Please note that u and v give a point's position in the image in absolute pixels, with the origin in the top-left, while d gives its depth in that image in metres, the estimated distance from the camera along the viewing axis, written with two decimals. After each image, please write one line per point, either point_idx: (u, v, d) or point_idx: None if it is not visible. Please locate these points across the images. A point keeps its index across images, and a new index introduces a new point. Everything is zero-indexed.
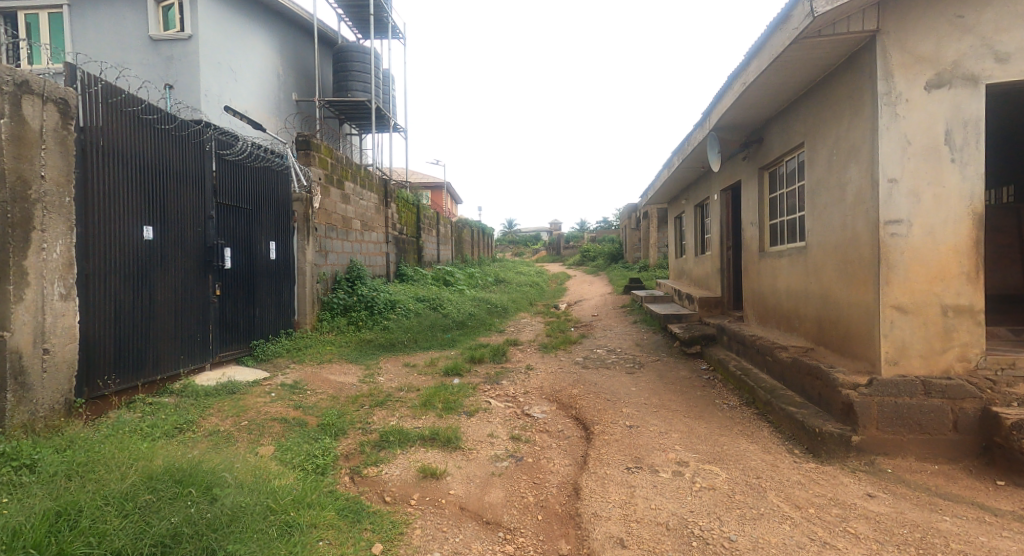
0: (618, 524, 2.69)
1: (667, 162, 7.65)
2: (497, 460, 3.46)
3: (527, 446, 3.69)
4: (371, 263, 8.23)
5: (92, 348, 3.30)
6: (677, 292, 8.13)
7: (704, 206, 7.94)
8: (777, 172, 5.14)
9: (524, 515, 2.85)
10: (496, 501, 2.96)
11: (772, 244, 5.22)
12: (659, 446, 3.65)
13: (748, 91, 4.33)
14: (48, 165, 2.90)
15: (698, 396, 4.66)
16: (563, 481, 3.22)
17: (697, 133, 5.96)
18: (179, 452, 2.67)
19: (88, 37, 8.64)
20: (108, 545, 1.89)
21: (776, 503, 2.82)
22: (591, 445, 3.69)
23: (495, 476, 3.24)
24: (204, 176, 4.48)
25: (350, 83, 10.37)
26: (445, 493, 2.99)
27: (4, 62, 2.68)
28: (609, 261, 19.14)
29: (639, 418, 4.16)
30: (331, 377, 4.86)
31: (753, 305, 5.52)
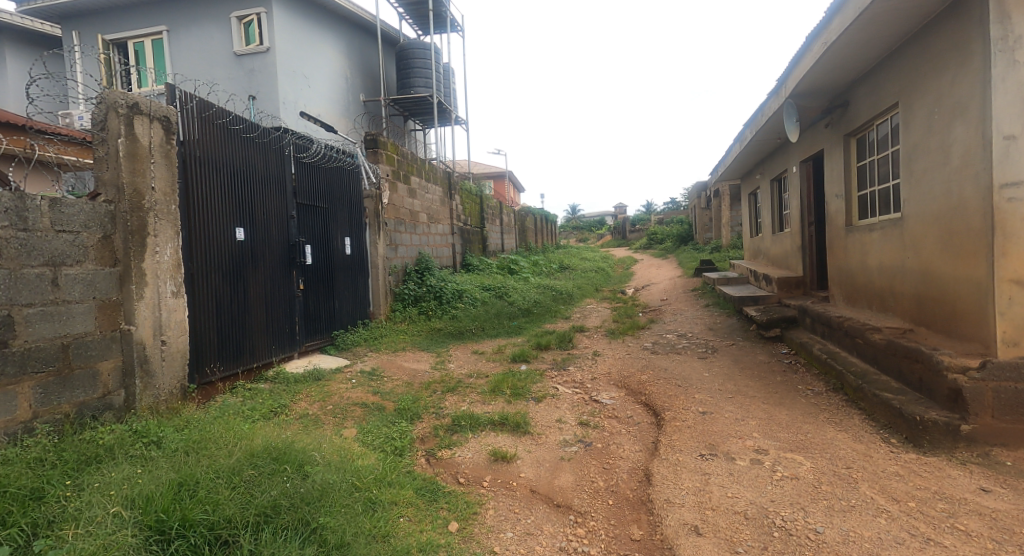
0: (693, 512, 2.68)
1: (738, 136, 7.30)
2: (566, 445, 3.53)
3: (596, 432, 3.73)
4: (438, 255, 8.51)
5: (200, 340, 3.69)
6: (752, 273, 7.79)
7: (782, 180, 7.51)
8: (866, 137, 4.79)
9: (596, 499, 2.90)
10: (566, 485, 3.04)
11: (862, 217, 4.88)
12: (736, 433, 3.57)
13: (831, 51, 4.05)
14: (156, 177, 3.24)
15: (778, 382, 4.49)
16: (634, 467, 3.24)
17: (772, 101, 5.65)
18: (275, 433, 2.95)
19: (183, 57, 9.49)
20: (221, 512, 2.10)
21: (871, 496, 2.69)
22: (663, 432, 3.67)
23: (565, 461, 3.31)
24: (285, 178, 4.82)
25: (412, 79, 10.66)
26: (516, 476, 3.10)
27: (119, 87, 3.04)
28: (678, 243, 18.54)
29: (713, 404, 4.07)
30: (405, 364, 5.14)
31: (840, 284, 5.21)
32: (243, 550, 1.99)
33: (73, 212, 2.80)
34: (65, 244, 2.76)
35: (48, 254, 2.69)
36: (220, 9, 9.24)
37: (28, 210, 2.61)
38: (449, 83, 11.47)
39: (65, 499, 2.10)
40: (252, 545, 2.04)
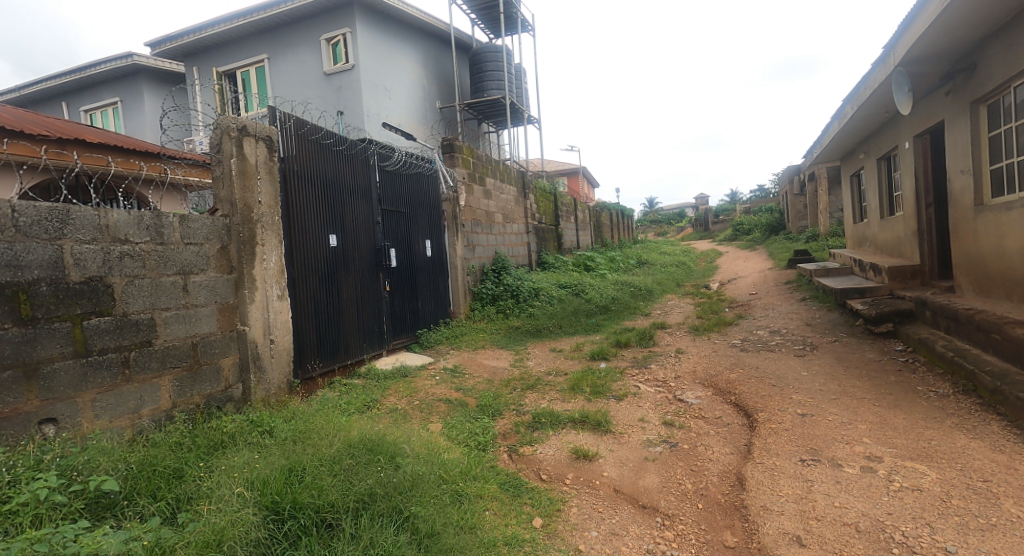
0: (794, 521, 2.55)
1: (836, 113, 6.77)
2: (651, 445, 3.48)
3: (681, 432, 3.64)
4: (513, 254, 8.65)
5: (302, 339, 4.02)
6: (857, 263, 7.19)
7: (891, 158, 6.88)
8: (1001, 102, 4.27)
9: (684, 502, 2.84)
10: (652, 485, 3.00)
11: (995, 195, 4.37)
12: (842, 437, 3.34)
13: (951, 10, 3.65)
14: (262, 192, 3.57)
15: (892, 382, 4.13)
16: (724, 470, 3.13)
17: (877, 73, 5.19)
18: (369, 426, 3.16)
19: (281, 81, 10.36)
20: (326, 497, 2.30)
21: (1014, 514, 2.42)
22: (756, 434, 3.51)
23: (649, 461, 3.27)
24: (370, 187, 5.10)
25: (488, 82, 10.90)
26: (598, 475, 3.11)
27: (230, 113, 3.38)
28: (768, 233, 17.45)
29: (813, 406, 3.83)
30: (486, 361, 5.28)
31: (968, 272, 4.70)
32: (346, 533, 2.17)
33: (198, 227, 3.16)
34: (192, 255, 3.12)
35: (180, 264, 3.06)
36: (311, 33, 9.95)
37: (165, 226, 2.98)
38: (521, 83, 11.60)
39: (199, 479, 2.39)
40: (353, 529, 2.21)
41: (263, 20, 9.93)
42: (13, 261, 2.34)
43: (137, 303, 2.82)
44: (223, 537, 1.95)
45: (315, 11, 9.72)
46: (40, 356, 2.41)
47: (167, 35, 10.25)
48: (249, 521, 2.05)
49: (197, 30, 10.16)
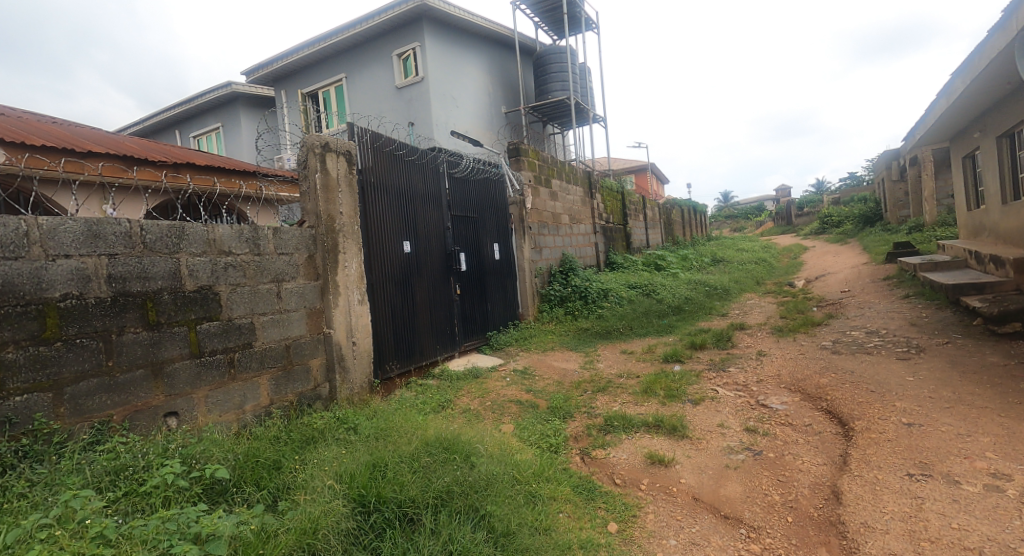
0: (901, 541, 2.36)
1: (943, 90, 6.15)
2: (732, 452, 3.34)
3: (766, 440, 3.47)
4: (581, 255, 8.61)
5: (381, 342, 4.22)
6: (975, 254, 6.51)
7: (1016, 134, 6.15)
8: None
9: (771, 514, 2.71)
10: (734, 495, 2.89)
11: None
12: (958, 451, 3.04)
13: None
14: (343, 204, 3.81)
15: (1020, 389, 3.70)
16: (817, 482, 2.95)
17: (992, 42, 4.67)
18: (445, 425, 3.28)
19: (357, 97, 10.95)
20: (407, 492, 2.41)
21: None
22: (853, 444, 3.27)
23: (731, 469, 3.14)
24: (440, 194, 5.27)
25: (555, 83, 10.91)
26: (676, 481, 3.03)
27: (314, 131, 3.63)
28: (863, 225, 16.11)
29: (920, 415, 3.51)
30: (556, 363, 5.29)
31: None
32: (426, 528, 2.27)
33: (288, 238, 3.42)
34: (284, 264, 3.38)
35: (274, 273, 3.32)
36: (384, 49, 10.44)
37: (261, 238, 3.24)
38: (586, 83, 11.52)
39: (295, 470, 2.58)
40: (433, 524, 2.31)
41: (342, 42, 10.56)
42: (140, 273, 2.65)
43: (240, 308, 3.10)
44: (318, 525, 2.10)
45: (388, 28, 10.19)
46: (163, 356, 2.71)
47: (259, 63, 11.18)
48: (340, 512, 2.20)
49: (285, 57, 11.00)
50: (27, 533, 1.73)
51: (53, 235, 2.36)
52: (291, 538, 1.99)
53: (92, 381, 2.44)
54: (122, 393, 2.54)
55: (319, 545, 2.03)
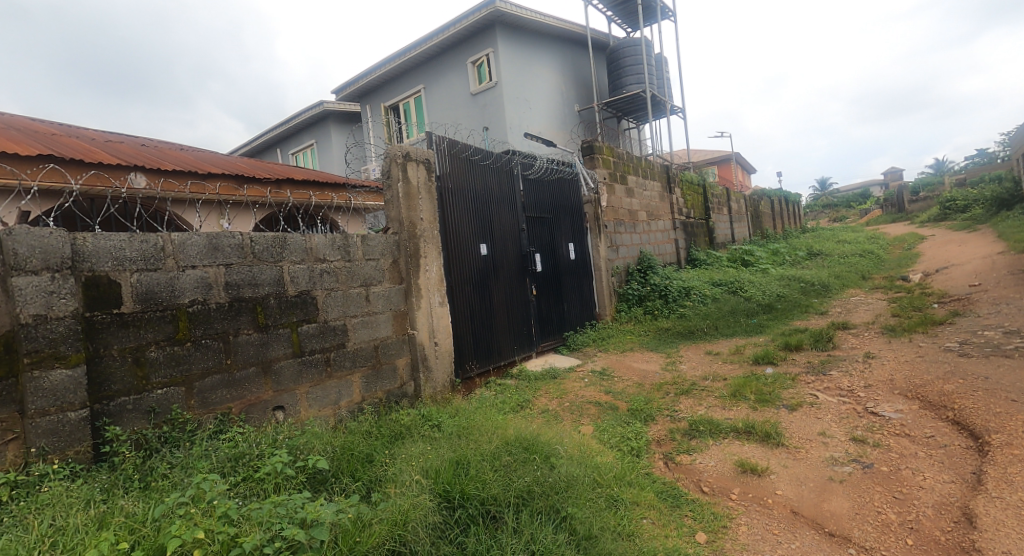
0: None
1: None
2: (836, 464, 3.11)
3: (878, 452, 3.19)
4: (660, 252, 8.37)
5: (461, 342, 4.35)
6: None
7: None
8: None
9: (886, 535, 2.49)
10: (840, 511, 2.69)
11: None
12: None
13: None
14: (424, 210, 3.97)
15: None
16: (942, 502, 2.67)
17: None
18: (524, 425, 3.32)
19: (435, 106, 11.36)
20: (490, 490, 2.48)
21: None
22: (987, 461, 2.91)
23: (835, 482, 2.93)
24: (515, 195, 5.33)
25: (629, 77, 10.68)
26: (771, 493, 2.87)
27: (396, 142, 3.81)
28: (996, 209, 14.21)
29: None
30: (635, 364, 5.18)
31: None
32: (509, 526, 2.33)
33: (375, 245, 3.63)
34: (371, 269, 3.59)
35: (363, 277, 3.53)
36: (459, 58, 10.74)
37: (351, 246, 3.46)
38: (662, 74, 11.15)
39: (386, 464, 2.73)
40: (515, 523, 2.36)
41: (420, 54, 11.00)
42: (251, 280, 2.92)
43: (334, 311, 3.33)
44: (408, 517, 2.20)
45: (462, 37, 10.46)
46: (271, 355, 2.97)
47: (346, 81, 11.94)
48: (427, 506, 2.29)
49: (369, 73, 11.66)
50: (169, 511, 1.97)
51: (182, 249, 2.65)
52: (385, 529, 2.11)
53: (215, 377, 2.73)
54: (238, 389, 2.82)
55: (410, 536, 2.13)
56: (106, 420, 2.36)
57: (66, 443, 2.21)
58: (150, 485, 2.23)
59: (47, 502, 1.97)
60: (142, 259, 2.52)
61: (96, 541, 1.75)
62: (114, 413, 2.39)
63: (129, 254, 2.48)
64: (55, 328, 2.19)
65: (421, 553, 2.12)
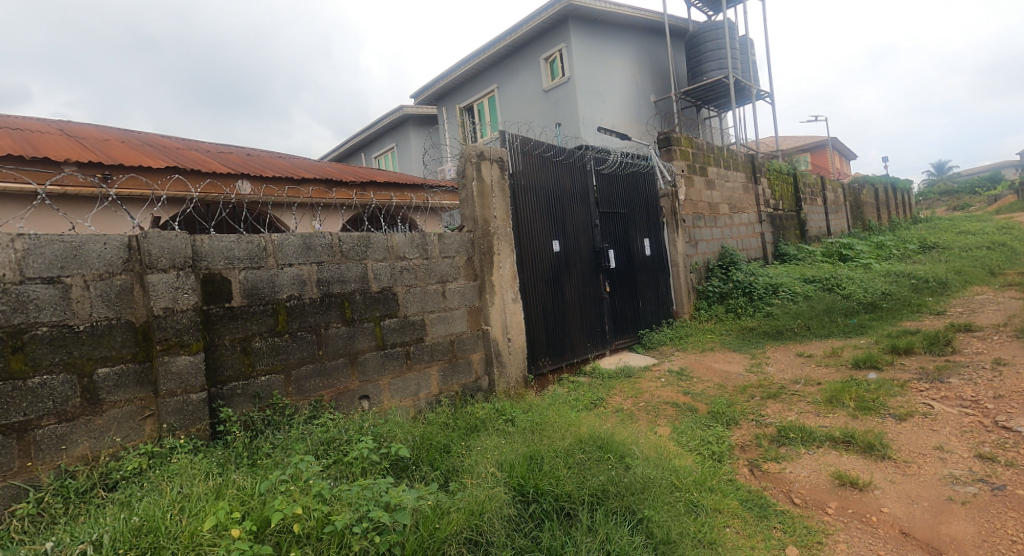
0: None
1: None
2: (955, 483, 2.80)
3: (1007, 473, 2.83)
4: (744, 247, 7.93)
5: (534, 338, 4.38)
6: None
7: None
8: None
9: None
10: (960, 536, 2.41)
11: None
12: None
13: None
14: (498, 208, 4.03)
15: None
16: None
17: None
18: (599, 424, 3.28)
19: (509, 104, 11.48)
20: (563, 487, 2.48)
21: None
22: None
23: (955, 504, 2.63)
24: (588, 191, 5.26)
25: (710, 64, 10.18)
26: (875, 510, 2.64)
27: (470, 142, 3.89)
28: None
29: None
30: (715, 365, 4.96)
31: None
32: (584, 524, 2.32)
33: (451, 242, 3.73)
34: (448, 266, 3.70)
35: (440, 274, 3.65)
36: (532, 55, 10.77)
37: (429, 243, 3.59)
38: (747, 58, 10.53)
39: (463, 455, 2.81)
40: (589, 522, 2.35)
41: (494, 54, 11.14)
42: (339, 277, 3.11)
43: (414, 306, 3.48)
44: (484, 508, 2.25)
45: (536, 34, 10.47)
46: (357, 348, 3.15)
47: (424, 85, 12.36)
48: (502, 498, 2.34)
49: (446, 76, 11.99)
50: (272, 486, 2.16)
51: (281, 248, 2.88)
52: (462, 518, 2.18)
53: (309, 366, 2.94)
54: (329, 378, 3.02)
55: (486, 527, 2.18)
56: (221, 402, 2.62)
57: (190, 421, 2.48)
58: (256, 462, 2.46)
59: (175, 471, 2.22)
60: (248, 258, 2.76)
61: (213, 509, 1.96)
62: (226, 396, 2.64)
63: (237, 254, 2.72)
64: (181, 318, 2.45)
65: (498, 544, 2.16)
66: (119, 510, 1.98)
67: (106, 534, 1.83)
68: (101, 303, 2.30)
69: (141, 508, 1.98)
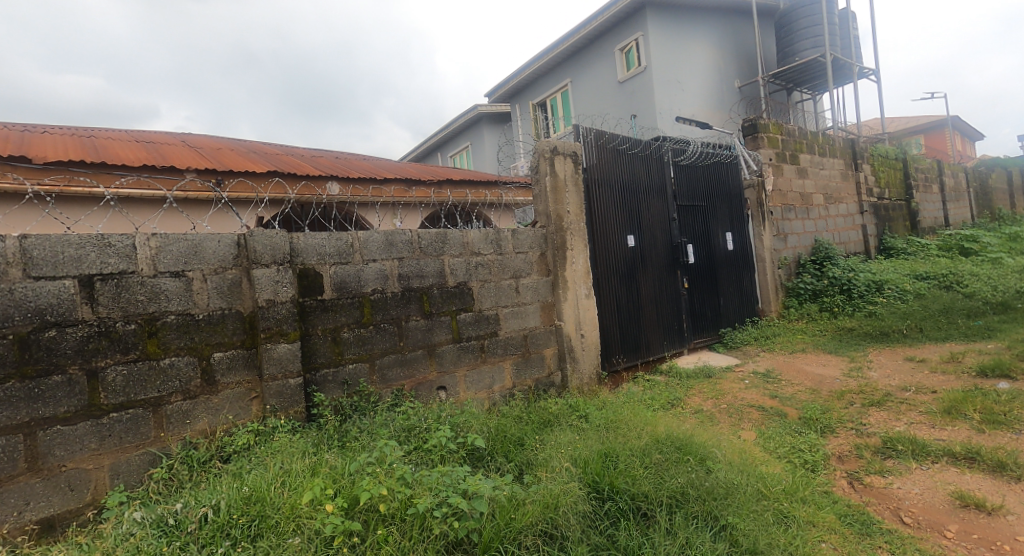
0: None
1: None
2: None
3: None
4: (842, 240, 7.29)
5: (607, 335, 4.31)
6: None
7: None
8: None
9: None
10: None
11: None
12: None
13: None
14: (571, 203, 4.01)
15: None
16: None
17: None
18: (677, 425, 3.17)
19: (584, 98, 11.32)
20: (640, 486, 2.44)
21: None
22: None
23: None
24: (666, 184, 5.08)
25: (805, 42, 9.43)
26: (1007, 538, 2.33)
27: (544, 138, 3.89)
28: None
29: None
30: (807, 368, 4.60)
31: None
32: (662, 526, 2.27)
33: (524, 238, 3.77)
34: (521, 261, 3.74)
35: (513, 269, 3.70)
36: (608, 46, 10.53)
37: (503, 239, 3.65)
38: (848, 33, 9.63)
39: (537, 448, 2.84)
40: (668, 524, 2.29)
41: (568, 47, 11.04)
42: (418, 272, 3.25)
43: (488, 301, 3.55)
44: (559, 502, 2.27)
45: (613, 24, 10.22)
46: (435, 340, 3.28)
47: (499, 83, 12.50)
48: (577, 493, 2.34)
49: (520, 72, 12.05)
50: (360, 468, 2.31)
51: (366, 245, 3.06)
52: (537, 510, 2.20)
53: (391, 356, 3.11)
54: (409, 368, 3.17)
55: (561, 521, 2.20)
56: (315, 388, 2.83)
57: (289, 403, 2.71)
58: (345, 444, 2.64)
59: (278, 449, 2.44)
60: (337, 254, 2.96)
61: (311, 485, 2.14)
62: (319, 382, 2.86)
63: (327, 250, 2.93)
64: (281, 309, 2.69)
65: (573, 539, 2.17)
66: (232, 480, 2.22)
67: (223, 501, 2.05)
68: (216, 295, 2.57)
69: (251, 479, 2.20)
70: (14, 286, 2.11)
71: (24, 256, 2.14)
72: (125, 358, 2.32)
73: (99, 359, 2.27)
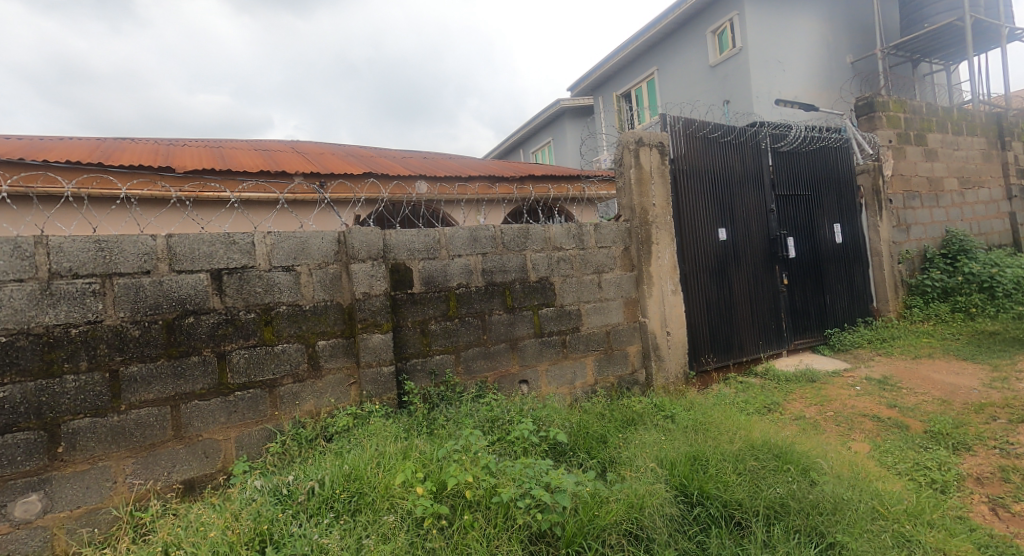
0: None
1: None
2: None
3: None
4: (981, 231, 6.34)
5: (696, 333, 4.11)
6: None
7: None
8: None
9: None
10: None
11: None
12: None
13: None
14: (657, 195, 3.87)
15: None
16: None
17: None
18: (774, 431, 2.96)
19: (673, 87, 10.80)
20: (733, 493, 2.32)
21: None
22: None
23: None
24: (763, 172, 4.72)
25: (941, 4, 8.25)
26: None
27: (628, 129, 3.78)
28: None
29: None
30: (936, 375, 4.07)
31: None
32: (758, 538, 2.14)
33: (607, 232, 3.70)
34: (604, 256, 3.68)
35: (596, 264, 3.65)
36: (699, 29, 9.95)
37: (585, 234, 3.61)
38: None
39: (620, 447, 2.79)
40: (765, 537, 2.16)
41: (657, 32, 10.55)
42: (501, 267, 3.32)
43: (570, 296, 3.54)
44: (645, 503, 2.21)
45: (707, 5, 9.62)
46: (517, 334, 3.34)
47: (584, 74, 12.26)
48: (664, 496, 2.26)
49: (606, 62, 11.73)
50: (448, 454, 2.42)
51: (451, 240, 3.17)
52: (622, 509, 2.16)
53: (475, 349, 3.21)
54: (492, 360, 3.25)
55: (647, 523, 2.14)
56: (405, 376, 3.01)
57: (382, 389, 2.90)
58: (434, 431, 2.79)
59: (373, 431, 2.63)
60: (425, 250, 3.10)
61: (403, 468, 2.27)
62: (409, 371, 3.03)
63: (416, 246, 3.08)
64: (376, 302, 2.88)
65: (660, 541, 2.12)
66: (335, 458, 2.42)
67: (327, 476, 2.24)
68: (320, 287, 2.81)
69: (351, 458, 2.38)
70: (163, 278, 2.45)
71: (169, 252, 2.48)
72: (247, 343, 2.62)
73: (226, 343, 2.58)
